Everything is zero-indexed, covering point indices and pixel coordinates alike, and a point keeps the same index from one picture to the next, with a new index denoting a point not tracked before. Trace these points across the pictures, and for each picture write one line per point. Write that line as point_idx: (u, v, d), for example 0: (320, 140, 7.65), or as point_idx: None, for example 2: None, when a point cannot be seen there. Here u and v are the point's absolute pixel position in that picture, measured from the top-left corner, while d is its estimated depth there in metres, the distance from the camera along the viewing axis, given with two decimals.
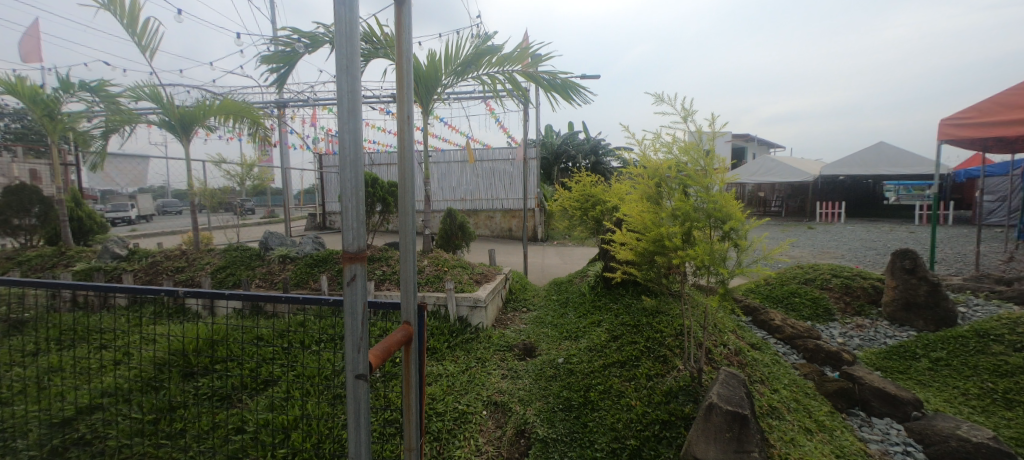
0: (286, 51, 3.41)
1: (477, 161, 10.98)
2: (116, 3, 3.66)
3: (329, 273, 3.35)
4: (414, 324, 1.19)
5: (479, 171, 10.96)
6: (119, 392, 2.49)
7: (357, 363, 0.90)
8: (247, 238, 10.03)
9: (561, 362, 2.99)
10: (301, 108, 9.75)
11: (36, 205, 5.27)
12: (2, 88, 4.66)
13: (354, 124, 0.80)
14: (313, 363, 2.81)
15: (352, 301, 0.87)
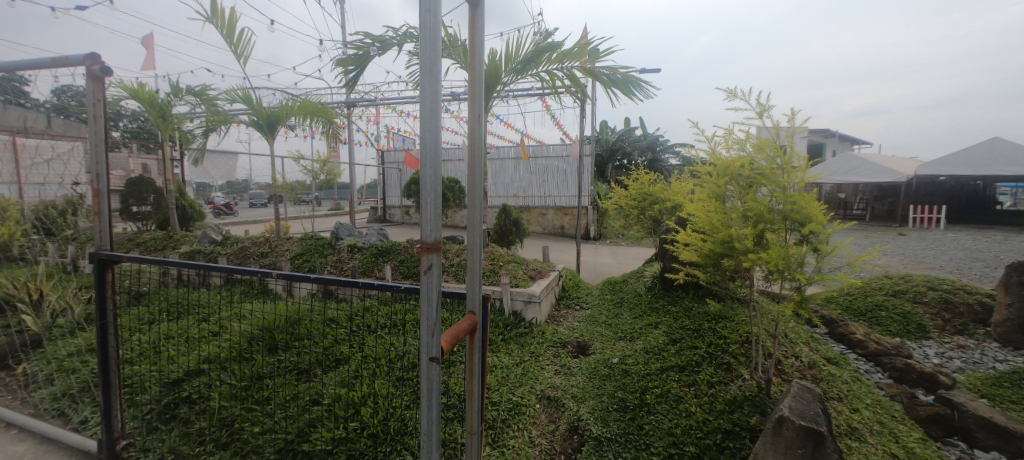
0: (359, 55, 3.64)
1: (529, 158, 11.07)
2: (218, 16, 4.10)
3: (393, 263, 3.55)
4: (479, 313, 1.27)
5: (531, 168, 11.04)
6: (217, 359, 2.82)
7: (430, 348, 1.04)
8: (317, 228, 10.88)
9: (616, 362, 2.94)
10: (366, 108, 10.38)
11: (151, 194, 6.07)
12: (129, 94, 5.36)
13: (434, 124, 0.91)
14: (380, 346, 3.00)
15: (428, 290, 0.98)
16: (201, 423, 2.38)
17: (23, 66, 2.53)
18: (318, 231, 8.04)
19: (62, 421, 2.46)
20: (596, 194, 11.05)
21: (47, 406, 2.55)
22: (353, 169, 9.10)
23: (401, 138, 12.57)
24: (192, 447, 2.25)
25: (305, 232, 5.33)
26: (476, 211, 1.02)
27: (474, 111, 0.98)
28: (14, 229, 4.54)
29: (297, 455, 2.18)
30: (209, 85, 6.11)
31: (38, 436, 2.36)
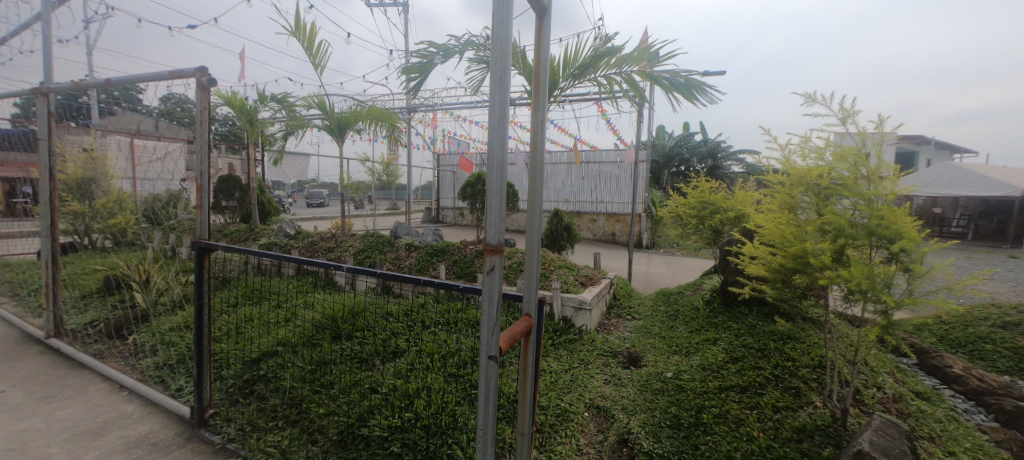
0: (423, 63, 3.82)
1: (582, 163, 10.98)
2: (301, 30, 4.49)
3: (446, 263, 3.68)
4: (534, 317, 1.33)
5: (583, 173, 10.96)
6: (289, 343, 3.07)
7: (490, 346, 1.21)
8: (377, 226, 11.54)
9: (670, 377, 2.83)
10: (424, 113, 10.86)
11: (237, 191, 6.74)
12: (223, 101, 6.02)
13: (502, 131, 1.02)
14: (434, 342, 3.11)
15: (489, 290, 1.14)
16: (274, 400, 2.60)
17: (142, 78, 2.93)
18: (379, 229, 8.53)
19: (163, 387, 2.82)
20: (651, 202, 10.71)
21: (152, 373, 2.93)
22: (411, 171, 9.53)
23: (455, 142, 12.99)
24: (266, 421, 2.47)
25: (368, 230, 5.67)
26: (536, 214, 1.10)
27: (537, 120, 1.08)
28: (129, 219, 5.30)
29: (356, 439, 2.31)
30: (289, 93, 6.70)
31: (144, 398, 2.73)
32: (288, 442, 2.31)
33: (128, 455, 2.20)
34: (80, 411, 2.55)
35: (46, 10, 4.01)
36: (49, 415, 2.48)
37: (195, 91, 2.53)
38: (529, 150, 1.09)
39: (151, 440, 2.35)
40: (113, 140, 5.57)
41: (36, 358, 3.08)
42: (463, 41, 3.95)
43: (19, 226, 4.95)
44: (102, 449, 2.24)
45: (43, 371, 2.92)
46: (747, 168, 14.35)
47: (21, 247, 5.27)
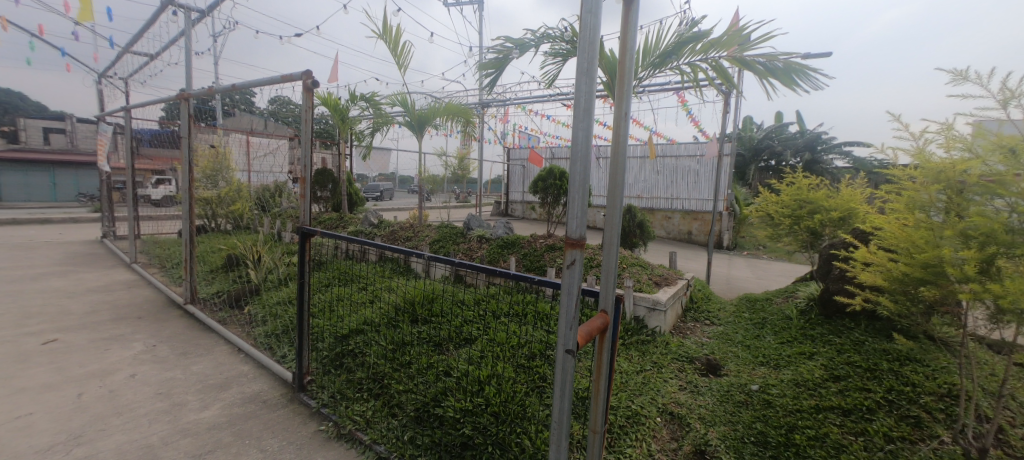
0: (500, 58, 3.88)
1: (658, 158, 10.47)
2: (387, 32, 4.81)
3: (516, 255, 3.73)
4: (612, 314, 1.30)
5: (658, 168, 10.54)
6: (373, 322, 3.33)
7: (567, 339, 1.24)
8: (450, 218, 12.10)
9: (756, 390, 2.59)
10: (496, 108, 11.07)
11: (330, 183, 7.42)
12: (321, 102, 6.65)
13: (587, 123, 1.05)
14: (504, 332, 3.16)
15: (569, 283, 1.18)
16: (360, 373, 2.84)
17: (258, 82, 3.35)
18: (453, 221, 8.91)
19: (270, 353, 3.23)
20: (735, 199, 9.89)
21: (262, 340, 3.37)
22: (482, 165, 9.81)
23: (525, 136, 13.08)
24: (353, 392, 2.72)
25: (444, 220, 5.95)
26: (616, 210, 1.08)
27: (620, 113, 1.04)
28: (244, 206, 6.15)
29: (431, 418, 2.44)
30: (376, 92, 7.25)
31: (256, 361, 3.16)
32: (372, 413, 2.52)
33: (244, 409, 2.61)
34: (210, 367, 3.05)
35: (188, 28, 4.74)
36: (188, 368, 3.01)
37: (301, 92, 2.83)
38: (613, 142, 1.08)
39: (262, 398, 2.75)
40: (234, 138, 6.48)
41: (179, 320, 3.73)
42: (539, 35, 3.94)
43: (165, 211, 5.99)
44: (226, 401, 2.68)
45: (183, 331, 3.53)
46: (854, 163, 12.62)
47: (168, 227, 6.39)
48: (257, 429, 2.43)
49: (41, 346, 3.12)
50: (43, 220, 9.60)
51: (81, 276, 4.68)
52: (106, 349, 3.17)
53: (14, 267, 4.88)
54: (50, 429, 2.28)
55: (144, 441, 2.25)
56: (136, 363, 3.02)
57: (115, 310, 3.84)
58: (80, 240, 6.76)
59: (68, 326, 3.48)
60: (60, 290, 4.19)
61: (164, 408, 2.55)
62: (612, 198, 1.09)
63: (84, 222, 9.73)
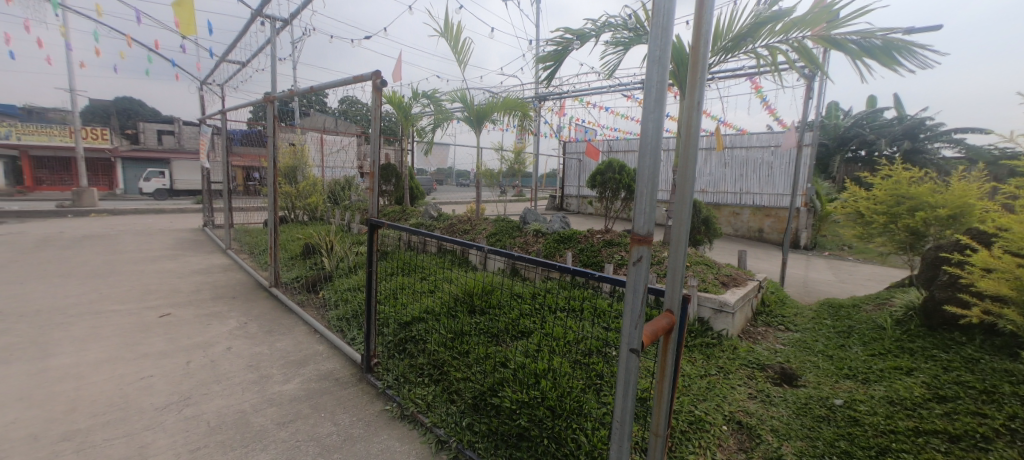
0: (559, 50, 3.82)
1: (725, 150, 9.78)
2: (449, 30, 4.93)
3: (573, 251, 3.69)
4: (679, 315, 1.23)
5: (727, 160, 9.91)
6: (433, 311, 3.47)
7: (632, 338, 1.20)
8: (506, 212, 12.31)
9: (840, 405, 2.34)
10: (552, 100, 10.97)
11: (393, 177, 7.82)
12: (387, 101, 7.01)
13: (657, 113, 1.01)
14: (561, 327, 3.13)
15: (635, 280, 1.14)
16: (422, 359, 2.98)
17: (332, 84, 3.59)
18: (510, 214, 9.03)
19: (341, 335, 3.49)
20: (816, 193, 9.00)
21: (335, 322, 3.66)
22: (537, 158, 9.79)
23: (581, 129, 12.87)
24: (415, 376, 2.86)
25: (500, 214, 6.04)
26: (685, 205, 1.02)
27: (692, 103, 0.99)
28: (319, 199, 6.69)
29: (488, 406, 2.49)
30: (437, 89, 7.48)
31: (329, 342, 3.44)
32: (432, 398, 2.65)
33: (319, 385, 2.85)
34: (290, 344, 3.37)
35: (273, 36, 5.21)
36: (273, 344, 3.35)
37: (372, 91, 2.99)
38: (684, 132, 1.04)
39: (335, 376, 2.99)
40: (309, 137, 7.05)
41: (266, 301, 4.16)
42: (600, 24, 3.82)
43: (252, 202, 6.68)
44: (304, 376, 2.95)
45: (269, 311, 3.93)
46: (968, 153, 10.94)
47: (256, 218, 7.14)
48: (331, 404, 2.65)
49: (158, 319, 3.65)
50: (159, 210, 11.19)
51: (188, 259, 5.38)
52: (207, 323, 3.62)
53: (138, 250, 5.75)
54: (166, 391, 2.66)
55: (237, 407, 2.55)
56: (231, 337, 3.42)
57: (215, 290, 4.38)
58: (187, 228, 7.79)
59: (178, 302, 4.02)
60: (172, 271, 4.86)
61: (254, 379, 2.86)
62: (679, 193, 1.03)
63: (190, 212, 11.19)
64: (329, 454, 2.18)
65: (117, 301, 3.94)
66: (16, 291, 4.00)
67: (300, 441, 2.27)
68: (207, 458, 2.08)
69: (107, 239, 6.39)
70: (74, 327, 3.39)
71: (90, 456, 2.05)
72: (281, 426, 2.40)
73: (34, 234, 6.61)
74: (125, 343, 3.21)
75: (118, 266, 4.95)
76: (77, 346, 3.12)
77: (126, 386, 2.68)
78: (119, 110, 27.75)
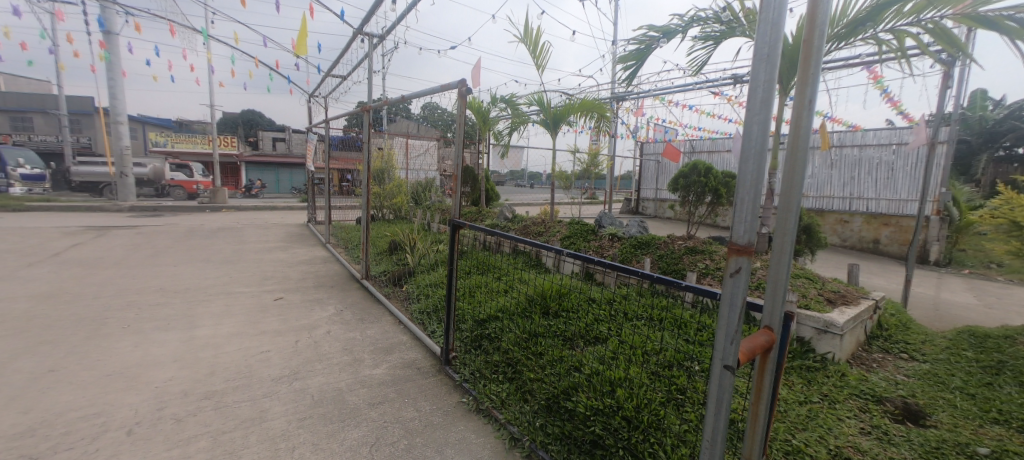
0: (641, 49, 3.69)
1: (830, 148, 8.66)
2: (529, 35, 5.01)
3: (651, 257, 3.57)
4: (779, 333, 1.10)
5: (833, 161, 8.78)
6: (508, 311, 3.56)
7: (727, 354, 1.11)
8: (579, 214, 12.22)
9: (985, 455, 1.96)
10: (629, 100, 10.62)
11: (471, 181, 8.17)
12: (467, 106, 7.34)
13: (763, 113, 0.94)
14: (638, 336, 3.02)
15: (733, 291, 1.07)
16: (496, 356, 3.08)
17: (422, 93, 3.85)
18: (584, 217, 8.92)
19: (422, 328, 3.74)
20: (952, 199, 7.60)
21: (418, 315, 3.93)
22: (612, 159, 9.54)
23: (661, 128, 12.30)
24: (490, 373, 2.97)
25: (574, 217, 5.98)
26: (790, 213, 0.93)
27: (802, 98, 0.89)
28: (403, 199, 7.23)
29: (562, 409, 2.49)
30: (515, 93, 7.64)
31: (411, 333, 3.70)
32: (507, 395, 2.72)
33: (403, 372, 3.09)
34: (379, 332, 3.71)
35: (368, 51, 5.71)
36: (364, 331, 3.70)
37: (458, 99, 3.17)
38: (791, 134, 0.95)
39: (417, 365, 3.21)
40: (396, 141, 7.64)
41: (358, 292, 4.60)
42: (688, 18, 3.62)
43: (346, 201, 7.42)
44: (391, 363, 3.22)
45: (361, 301, 4.36)
46: None
47: (350, 216, 7.93)
48: (414, 391, 2.86)
49: (274, 301, 4.23)
50: (274, 206, 12.94)
51: (296, 251, 6.15)
52: (311, 308, 4.11)
53: (257, 241, 6.71)
54: (279, 364, 3.08)
55: (336, 384, 2.86)
56: (331, 322, 3.85)
57: (317, 279, 4.95)
58: (294, 223, 8.91)
59: (288, 288, 4.62)
60: (283, 260, 5.59)
61: (349, 361, 3.19)
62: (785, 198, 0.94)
63: (297, 210, 12.76)
64: (412, 437, 2.36)
65: (242, 284, 4.64)
66: (172, 272, 4.91)
67: (387, 422, 2.49)
68: (313, 427, 2.38)
69: (234, 231, 7.55)
70: (212, 304, 4.07)
71: (225, 413, 2.45)
72: (371, 406, 2.65)
73: (183, 225, 8.05)
74: (248, 321, 3.77)
75: (243, 254, 5.82)
76: (214, 320, 3.75)
77: (250, 357, 3.15)
78: (245, 122, 32.81)
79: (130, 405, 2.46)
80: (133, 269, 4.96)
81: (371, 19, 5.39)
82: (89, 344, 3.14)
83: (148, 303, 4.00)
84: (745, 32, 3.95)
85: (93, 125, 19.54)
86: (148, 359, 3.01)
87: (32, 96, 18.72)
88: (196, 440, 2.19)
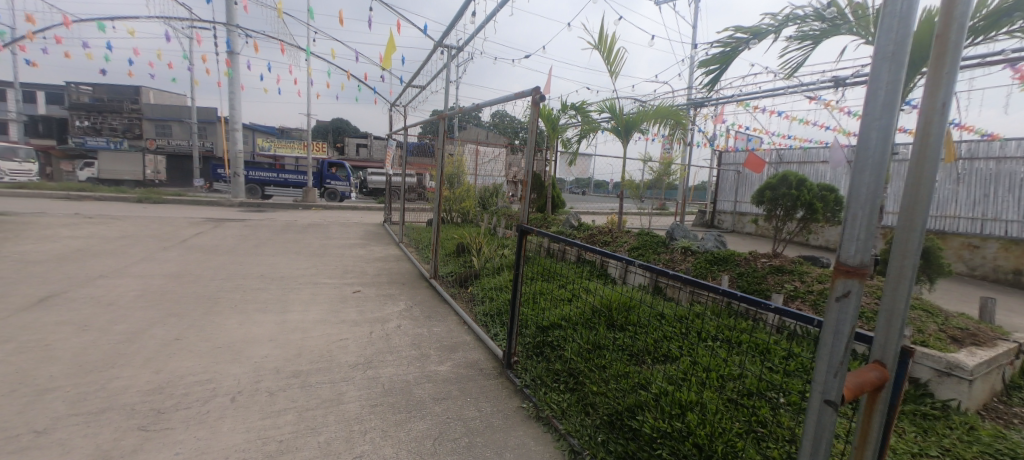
0: (726, 52, 3.48)
1: (957, 160, 7.46)
2: (603, 42, 4.96)
3: (729, 274, 3.33)
4: (895, 370, 0.91)
5: (961, 175, 7.55)
6: (571, 320, 3.51)
7: (830, 388, 0.93)
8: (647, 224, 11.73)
9: None
10: (707, 106, 10.04)
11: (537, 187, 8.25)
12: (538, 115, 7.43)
13: (885, 118, 0.80)
14: (712, 358, 2.81)
15: (839, 317, 0.90)
16: (558, 365, 3.05)
17: (495, 101, 3.97)
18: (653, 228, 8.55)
19: (485, 329, 3.84)
20: None
21: (481, 317, 4.04)
22: (685, 169, 9.07)
23: (743, 136, 11.46)
24: (551, 381, 2.95)
25: (642, 228, 5.79)
26: (913, 233, 0.80)
27: (933, 103, 0.76)
28: (471, 204, 7.54)
29: (625, 427, 2.40)
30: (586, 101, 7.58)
31: (475, 334, 3.82)
32: (567, 405, 2.68)
33: (466, 372, 3.19)
34: (445, 330, 3.87)
35: (446, 62, 6.03)
36: (432, 328, 3.89)
37: (530, 106, 3.22)
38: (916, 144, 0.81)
39: (479, 365, 3.30)
40: (468, 148, 7.97)
41: (426, 291, 4.84)
42: (782, 17, 3.35)
43: (418, 203, 7.88)
44: (455, 361, 3.34)
45: (430, 299, 4.59)
46: None
47: (422, 218, 8.40)
48: (476, 391, 2.94)
49: (353, 293, 4.61)
50: (354, 206, 14.10)
51: (373, 248, 6.65)
52: (385, 302, 4.42)
53: (340, 238, 7.36)
54: (356, 352, 3.34)
55: (404, 376, 3.03)
56: (402, 316, 4.10)
57: (391, 275, 5.30)
58: (371, 222, 9.63)
59: (366, 282, 5.00)
60: (361, 256, 6.07)
61: (416, 355, 3.37)
62: (908, 217, 0.81)
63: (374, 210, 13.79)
64: (473, 436, 2.43)
65: (327, 276, 5.11)
66: (271, 261, 5.56)
67: (450, 418, 2.58)
68: (383, 414, 2.55)
69: (322, 227, 8.35)
70: (301, 292, 4.54)
71: (308, 392, 2.71)
72: (436, 401, 2.76)
73: (279, 220, 9.09)
74: (331, 309, 4.15)
75: (328, 249, 6.42)
76: (302, 306, 4.17)
77: (332, 343, 3.46)
78: (334, 130, 36.35)
79: (233, 375, 2.82)
80: (239, 256, 5.70)
81: (451, 31, 5.71)
82: (205, 320, 3.66)
83: (250, 287, 4.57)
84: (852, 30, 3.57)
85: (214, 132, 22.88)
86: (249, 337, 3.44)
87: (171, 107, 22.39)
88: (285, 413, 2.45)
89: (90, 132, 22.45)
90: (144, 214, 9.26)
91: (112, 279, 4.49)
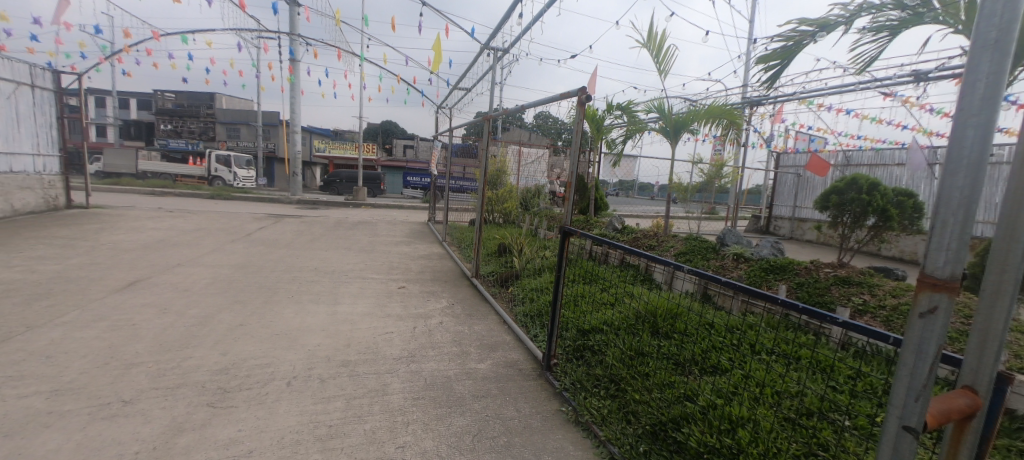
0: (788, 46, 3.26)
1: None
2: (652, 40, 4.82)
3: (787, 284, 3.12)
4: (989, 398, 0.80)
5: None
6: (613, 325, 3.43)
7: (910, 414, 0.84)
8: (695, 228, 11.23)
9: None
10: (764, 106, 9.47)
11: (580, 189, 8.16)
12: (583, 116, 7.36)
13: (981, 117, 0.71)
14: (766, 372, 2.63)
15: (923, 334, 0.81)
16: (598, 370, 3.00)
17: (540, 103, 3.97)
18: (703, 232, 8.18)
19: (525, 330, 3.86)
20: None
21: (522, 318, 4.06)
22: (738, 172, 8.61)
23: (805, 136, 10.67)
24: (591, 386, 2.90)
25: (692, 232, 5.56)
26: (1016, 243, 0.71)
27: None
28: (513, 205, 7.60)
29: (669, 439, 2.31)
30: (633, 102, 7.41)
31: (514, 334, 3.85)
32: (608, 412, 2.62)
33: (505, 371, 3.21)
34: (485, 329, 3.93)
35: (491, 65, 6.14)
36: (473, 326, 3.97)
37: (576, 107, 3.19)
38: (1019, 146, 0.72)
39: (518, 366, 3.32)
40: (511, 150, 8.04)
41: (468, 289, 4.94)
42: (854, 7, 3.09)
43: (462, 203, 8.05)
44: (495, 360, 3.38)
45: (471, 298, 4.67)
46: None
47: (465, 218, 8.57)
48: (514, 391, 2.95)
49: (398, 289, 4.80)
50: (399, 206, 14.65)
51: (417, 246, 6.88)
52: (428, 298, 4.57)
53: (387, 235, 7.68)
54: (400, 345, 3.47)
55: (445, 372, 3.11)
56: (444, 313, 4.21)
57: (434, 273, 5.46)
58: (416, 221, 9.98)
59: (410, 278, 5.18)
60: (406, 254, 6.30)
61: (457, 352, 3.45)
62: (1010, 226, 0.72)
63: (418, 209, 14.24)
64: (511, 436, 2.44)
65: (375, 271, 5.36)
66: (325, 256, 5.91)
67: (489, 416, 2.62)
68: (425, 407, 2.63)
69: (370, 225, 8.75)
70: (351, 286, 4.78)
71: (356, 381, 2.86)
72: (475, 398, 2.81)
73: (332, 218, 9.65)
74: (378, 304, 4.34)
75: (377, 246, 6.73)
76: (352, 299, 4.40)
77: (378, 335, 3.62)
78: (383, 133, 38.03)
79: (289, 361, 3.03)
80: (295, 250, 6.11)
81: (497, 34, 5.80)
82: (265, 308, 3.96)
83: (306, 279, 4.88)
84: (937, 18, 3.24)
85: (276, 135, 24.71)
86: (304, 325, 3.68)
87: (240, 111, 24.46)
88: (334, 400, 2.59)
89: (173, 134, 25.43)
90: (214, 209, 10.17)
91: (188, 267, 4.97)
